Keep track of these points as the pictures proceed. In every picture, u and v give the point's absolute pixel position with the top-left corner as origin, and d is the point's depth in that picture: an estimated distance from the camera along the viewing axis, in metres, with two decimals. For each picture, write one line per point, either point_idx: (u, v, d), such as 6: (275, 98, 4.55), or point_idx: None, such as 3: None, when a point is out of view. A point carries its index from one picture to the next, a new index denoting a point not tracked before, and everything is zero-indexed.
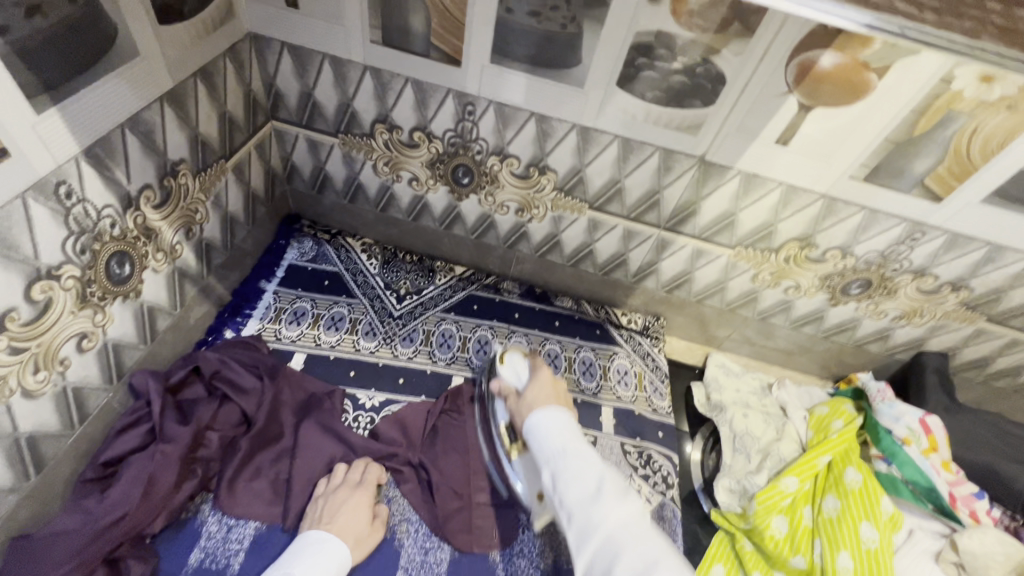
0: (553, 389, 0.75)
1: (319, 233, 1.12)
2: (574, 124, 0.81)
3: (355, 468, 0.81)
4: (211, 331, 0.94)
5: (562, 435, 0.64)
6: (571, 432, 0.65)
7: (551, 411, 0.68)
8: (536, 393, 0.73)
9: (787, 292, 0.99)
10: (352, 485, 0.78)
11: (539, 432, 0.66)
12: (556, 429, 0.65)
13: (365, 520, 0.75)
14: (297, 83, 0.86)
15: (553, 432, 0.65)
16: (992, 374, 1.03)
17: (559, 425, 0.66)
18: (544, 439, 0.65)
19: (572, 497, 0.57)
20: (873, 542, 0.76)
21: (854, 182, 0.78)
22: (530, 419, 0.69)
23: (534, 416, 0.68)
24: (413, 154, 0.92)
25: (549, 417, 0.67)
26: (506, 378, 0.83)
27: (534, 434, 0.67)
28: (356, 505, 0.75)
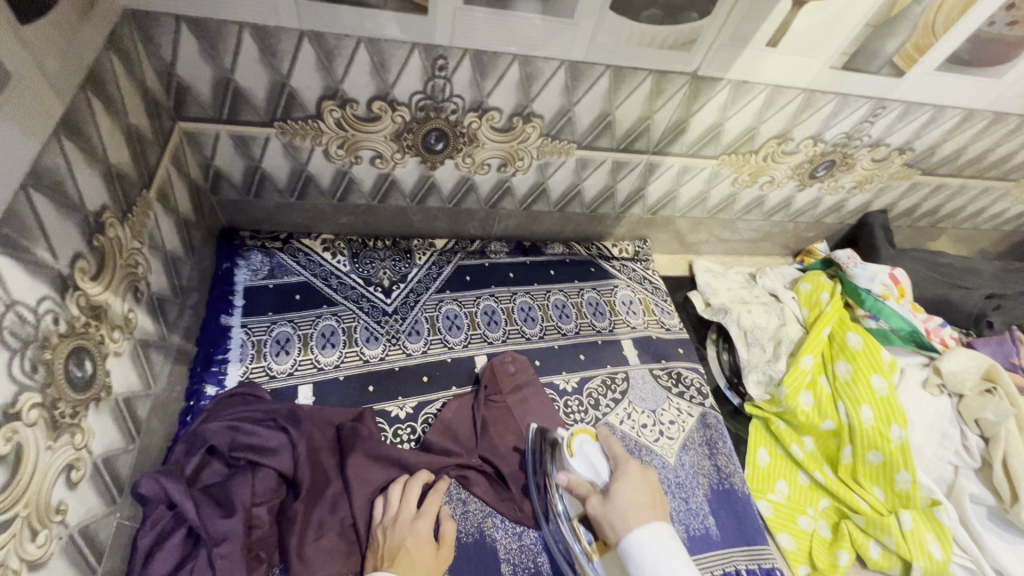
0: (650, 492, 0.61)
1: (266, 242, 0.95)
2: (562, 61, 0.72)
3: (409, 490, 0.72)
4: (191, 395, 0.78)
5: (675, 567, 0.53)
6: (682, 562, 0.54)
7: (651, 531, 0.56)
8: (629, 496, 0.60)
9: (762, 188, 1.04)
10: (411, 513, 0.70)
11: (641, 558, 0.55)
12: (663, 555, 0.54)
13: (431, 548, 0.67)
14: (209, 68, 0.66)
15: (663, 559, 0.54)
16: (917, 217, 1.20)
17: (664, 550, 0.55)
18: (653, 569, 0.54)
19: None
20: (883, 390, 0.89)
21: (833, 72, 0.79)
22: (627, 539, 0.56)
23: (634, 536, 0.56)
24: (373, 129, 0.78)
25: (652, 537, 0.55)
26: (581, 474, 0.70)
27: (635, 560, 0.55)
28: (421, 532, 0.68)
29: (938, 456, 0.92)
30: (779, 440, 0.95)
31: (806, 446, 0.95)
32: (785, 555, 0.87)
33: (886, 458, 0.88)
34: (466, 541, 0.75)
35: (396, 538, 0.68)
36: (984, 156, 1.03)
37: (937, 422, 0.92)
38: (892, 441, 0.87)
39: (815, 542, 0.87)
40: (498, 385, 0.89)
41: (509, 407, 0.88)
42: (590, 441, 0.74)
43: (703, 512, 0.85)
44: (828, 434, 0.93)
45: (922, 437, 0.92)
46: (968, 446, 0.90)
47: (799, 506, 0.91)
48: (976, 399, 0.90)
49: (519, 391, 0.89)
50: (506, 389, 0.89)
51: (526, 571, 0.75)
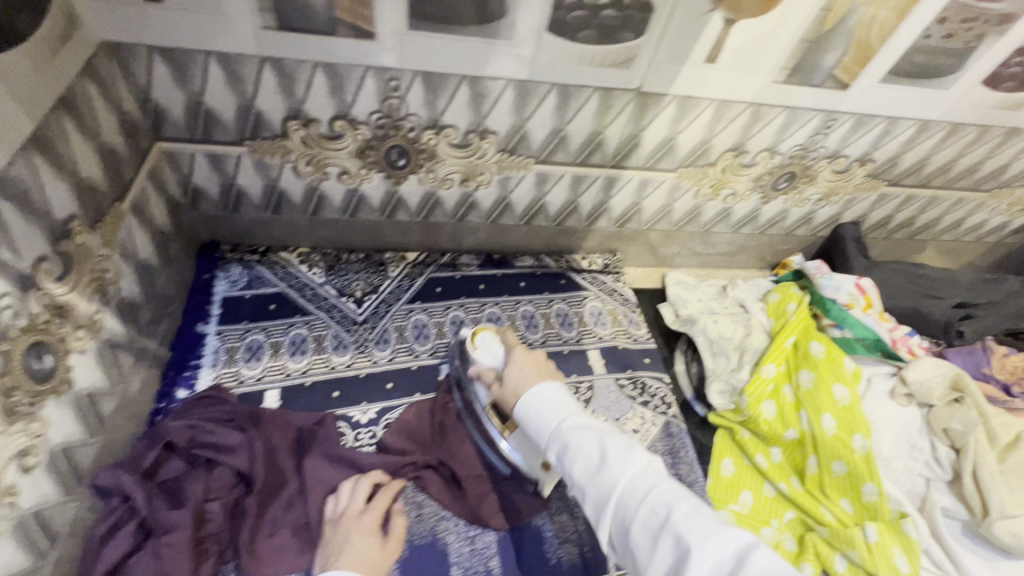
0: (535, 362, 0.73)
1: (245, 255, 1.00)
2: (508, 80, 0.77)
3: (359, 487, 0.75)
4: (161, 397, 0.82)
5: (556, 410, 0.60)
6: (560, 405, 0.61)
7: (536, 390, 0.63)
8: (518, 371, 0.71)
9: (726, 201, 1.06)
10: (358, 508, 0.73)
11: (528, 412, 0.62)
12: (542, 401, 0.62)
13: (376, 542, 0.70)
14: (181, 92, 0.73)
15: (542, 408, 0.61)
16: (893, 228, 1.20)
17: (542, 398, 0.62)
18: (537, 415, 0.61)
19: (579, 467, 0.54)
20: (845, 400, 0.89)
21: (776, 86, 0.82)
22: (518, 405, 0.64)
23: (521, 401, 0.64)
24: (337, 146, 0.83)
25: (534, 394, 0.63)
26: (484, 362, 0.81)
27: (526, 418, 0.62)
28: (367, 526, 0.71)
29: (908, 468, 0.90)
30: (744, 450, 0.94)
31: (773, 456, 0.93)
32: None
33: (851, 468, 0.87)
34: (417, 544, 0.77)
35: (343, 532, 0.70)
36: (951, 166, 1.03)
37: (907, 433, 0.90)
38: (856, 450, 0.87)
39: (779, 554, 0.85)
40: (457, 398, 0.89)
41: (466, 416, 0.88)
42: (491, 336, 0.83)
43: None
44: (793, 443, 0.92)
45: (892, 448, 0.90)
46: (938, 457, 0.88)
47: (763, 516, 0.89)
48: (945, 409, 0.88)
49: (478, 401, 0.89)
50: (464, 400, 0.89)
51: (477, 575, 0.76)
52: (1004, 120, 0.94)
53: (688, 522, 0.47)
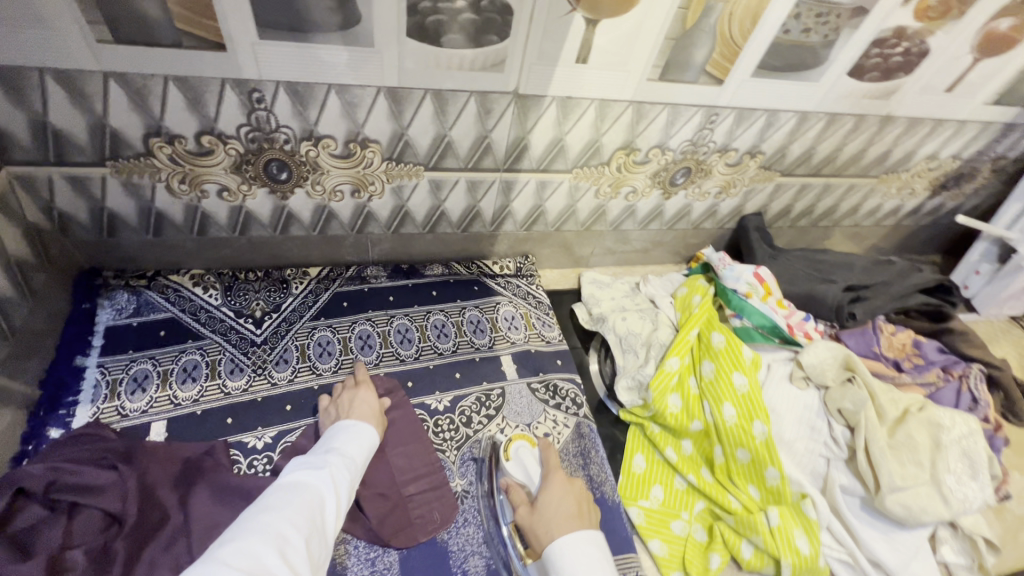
0: (577, 503, 0.74)
1: (131, 280, 0.95)
2: (379, 87, 0.75)
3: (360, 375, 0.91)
4: (29, 439, 0.77)
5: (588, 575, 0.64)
6: (598, 567, 0.66)
7: (575, 543, 0.67)
8: (554, 509, 0.72)
9: (628, 198, 1.07)
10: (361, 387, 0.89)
11: (562, 565, 0.66)
12: (583, 560, 0.66)
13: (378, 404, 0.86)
14: (21, 113, 0.68)
15: (581, 566, 0.65)
16: (795, 217, 1.24)
17: (582, 554, 0.66)
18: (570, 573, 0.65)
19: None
20: (744, 387, 0.90)
21: (652, 84, 0.84)
22: (552, 545, 0.68)
23: (559, 544, 0.67)
24: (210, 162, 0.80)
25: (575, 547, 0.67)
26: (516, 476, 0.83)
27: (558, 567, 0.66)
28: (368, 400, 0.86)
29: (809, 449, 0.92)
30: (655, 444, 0.95)
31: (683, 449, 0.95)
32: (657, 562, 0.85)
33: (753, 455, 0.88)
34: None
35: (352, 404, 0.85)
36: (836, 155, 1.07)
37: (805, 415, 0.93)
38: (756, 437, 0.87)
39: (688, 547, 0.86)
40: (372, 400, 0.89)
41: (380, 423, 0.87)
42: (527, 447, 0.87)
43: None
44: (700, 435, 0.93)
45: (793, 432, 0.92)
46: (835, 437, 0.91)
47: (674, 510, 0.90)
48: (838, 389, 0.91)
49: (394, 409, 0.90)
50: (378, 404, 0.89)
51: None
52: (876, 109, 0.98)
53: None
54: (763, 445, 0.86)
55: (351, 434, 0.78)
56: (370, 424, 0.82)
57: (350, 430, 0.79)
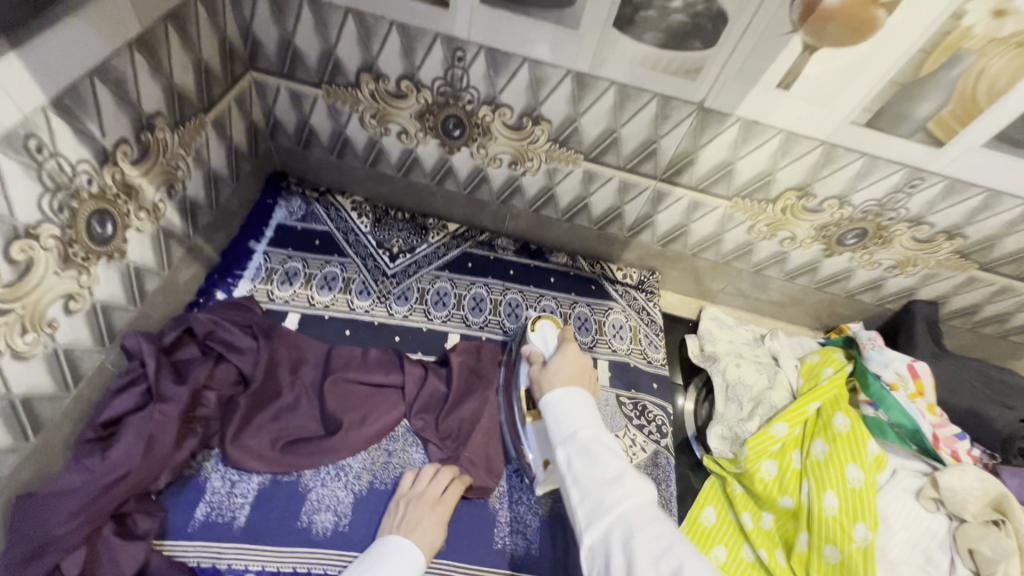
0: (578, 370, 0.72)
1: (307, 191, 1.09)
2: (568, 70, 0.78)
3: (440, 478, 0.80)
4: (202, 293, 0.92)
5: (578, 415, 0.64)
6: (586, 410, 0.64)
7: (569, 391, 0.67)
8: (559, 369, 0.71)
9: (782, 243, 0.99)
10: (434, 497, 0.78)
11: (556, 410, 0.65)
12: (576, 404, 0.65)
13: (439, 531, 0.75)
14: (276, 29, 0.81)
15: (570, 407, 0.64)
16: (979, 321, 1.05)
17: (577, 401, 0.65)
18: (562, 412, 0.64)
19: (592, 479, 0.57)
20: (857, 482, 0.80)
21: (855, 128, 0.76)
22: (549, 392, 0.68)
23: (553, 393, 0.67)
24: (401, 105, 0.88)
25: (569, 393, 0.66)
26: (535, 346, 0.82)
27: (552, 409, 0.65)
28: (435, 517, 0.76)
29: None
30: (732, 505, 0.88)
31: (762, 521, 0.86)
32: None
33: (844, 558, 0.77)
34: (378, 487, 0.81)
35: (414, 516, 0.75)
36: None
37: (924, 541, 0.80)
38: (854, 541, 0.78)
39: None
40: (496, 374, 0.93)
41: (486, 395, 0.90)
42: (551, 326, 0.85)
43: None
44: (787, 513, 0.84)
45: (901, 553, 0.79)
46: None
47: None
48: (977, 528, 0.77)
49: None
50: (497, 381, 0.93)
51: None
52: None
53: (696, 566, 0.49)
54: (864, 554, 0.76)
55: (388, 559, 0.68)
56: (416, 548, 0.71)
57: (398, 553, 0.69)
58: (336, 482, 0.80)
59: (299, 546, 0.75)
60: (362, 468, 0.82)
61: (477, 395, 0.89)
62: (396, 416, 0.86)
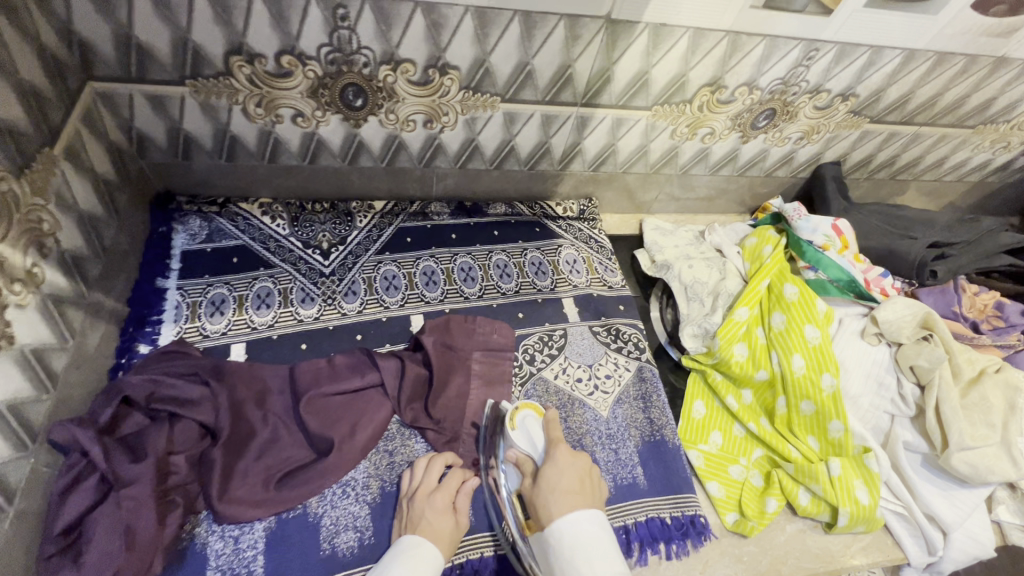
0: (579, 480, 0.67)
1: (203, 206, 0.95)
2: (466, 8, 0.71)
3: (433, 465, 0.77)
4: (122, 352, 0.80)
5: (592, 560, 0.58)
6: (599, 554, 0.59)
7: (572, 518, 0.62)
8: (559, 493, 0.65)
9: (704, 141, 1.02)
10: (432, 487, 0.75)
11: (563, 547, 0.60)
12: (583, 541, 0.60)
13: (448, 520, 0.72)
14: (107, 24, 0.67)
15: (584, 551, 0.59)
16: (875, 168, 1.17)
17: (585, 538, 0.60)
18: (570, 554, 0.59)
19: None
20: (816, 340, 0.89)
21: (754, 12, 0.77)
22: (552, 529, 0.62)
23: (558, 521, 0.62)
24: (288, 85, 0.78)
25: (574, 529, 0.61)
26: (522, 448, 0.76)
27: (559, 553, 0.60)
28: (439, 506, 0.73)
29: (874, 404, 0.91)
30: (716, 392, 0.95)
31: (743, 398, 0.95)
32: (714, 503, 0.88)
33: (818, 408, 0.87)
34: (390, 489, 0.78)
35: (419, 513, 0.72)
36: (935, 101, 1.00)
37: (874, 370, 0.91)
38: (824, 390, 0.87)
39: (745, 490, 0.87)
40: (472, 342, 0.91)
41: (468, 364, 0.89)
42: (533, 417, 0.80)
43: (632, 462, 0.86)
44: (763, 385, 0.93)
45: (858, 387, 0.91)
46: (904, 394, 0.89)
47: (732, 456, 0.91)
48: (912, 346, 0.88)
49: (492, 359, 0.91)
50: (474, 348, 0.91)
51: None
52: (993, 49, 0.89)
53: None
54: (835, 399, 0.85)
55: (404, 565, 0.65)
56: (432, 545, 0.68)
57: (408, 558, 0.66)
58: (347, 499, 0.76)
59: (330, 574, 0.70)
60: (368, 477, 0.79)
61: (462, 368, 0.89)
62: (385, 415, 0.82)
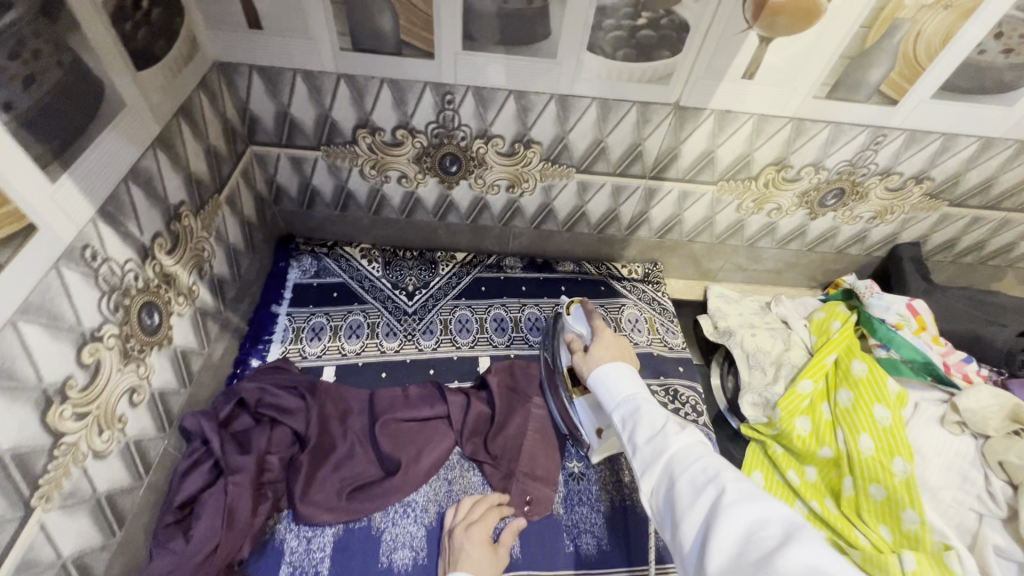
0: (619, 348, 0.72)
1: (316, 248, 1.12)
2: (551, 95, 0.84)
3: (476, 504, 0.82)
4: (238, 363, 0.94)
5: (627, 379, 0.64)
6: (634, 378, 0.64)
7: (616, 363, 0.66)
8: (602, 352, 0.70)
9: (770, 215, 1.06)
10: (474, 524, 0.79)
11: (604, 377, 0.65)
12: (621, 374, 0.65)
13: (488, 553, 0.75)
14: (272, 104, 0.87)
15: (618, 377, 0.64)
16: (960, 252, 1.13)
17: (620, 375, 0.65)
18: (609, 383, 0.64)
19: (641, 432, 0.57)
20: (886, 420, 0.87)
21: (817, 101, 0.84)
22: (593, 373, 0.67)
23: (598, 372, 0.66)
24: (398, 153, 0.94)
25: (612, 368, 0.66)
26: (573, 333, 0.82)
27: (599, 383, 0.66)
28: (480, 538, 0.77)
29: (957, 500, 0.84)
30: (776, 466, 0.93)
31: (807, 476, 0.91)
32: None
33: (889, 493, 0.83)
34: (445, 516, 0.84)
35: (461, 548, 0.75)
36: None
37: (957, 463, 0.86)
38: (895, 475, 0.83)
39: None
40: (534, 387, 0.97)
41: (528, 407, 0.95)
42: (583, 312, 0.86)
43: None
44: (828, 463, 0.90)
45: (938, 478, 0.86)
46: (992, 492, 0.82)
47: None
48: (1001, 440, 0.83)
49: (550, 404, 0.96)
50: (535, 393, 0.97)
51: None
52: None
53: (738, 483, 0.49)
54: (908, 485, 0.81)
55: None
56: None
57: None
58: (407, 518, 0.82)
59: None
60: (427, 501, 0.85)
61: (521, 407, 0.94)
62: (448, 445, 0.89)
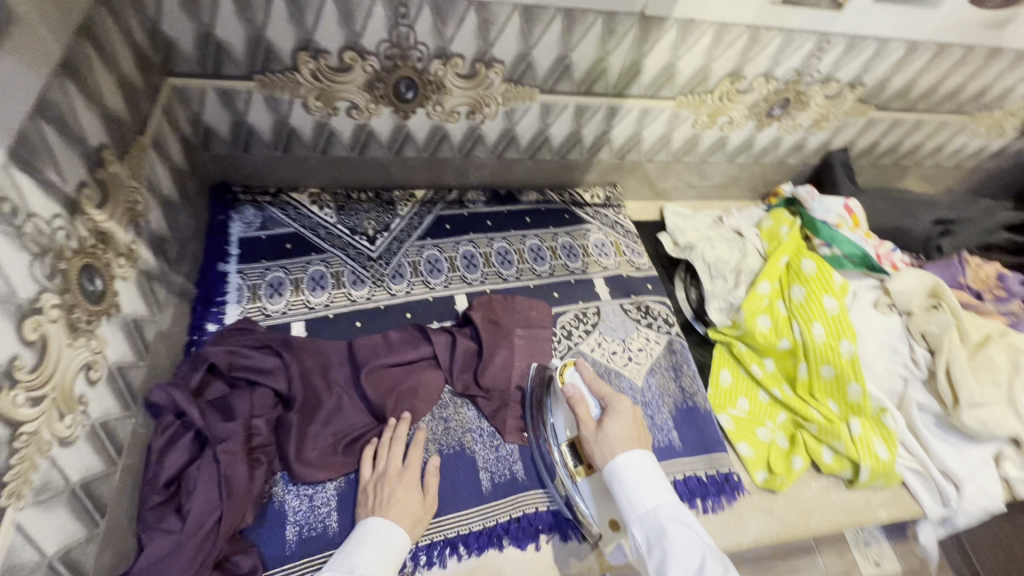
0: (634, 423, 0.70)
1: (257, 196, 1.00)
2: (514, 5, 0.79)
3: (393, 449, 0.78)
4: (194, 330, 0.85)
5: (651, 489, 0.63)
6: (659, 486, 0.64)
7: (632, 455, 0.66)
8: (619, 432, 0.68)
9: (722, 129, 1.09)
10: (397, 469, 0.76)
11: (624, 479, 0.64)
12: (642, 478, 0.64)
13: (417, 498, 0.74)
14: (191, 23, 0.73)
15: (642, 485, 0.63)
16: (879, 155, 1.25)
17: (642, 475, 0.64)
18: (631, 488, 0.63)
19: (674, 568, 0.56)
20: (834, 309, 0.96)
21: (773, 7, 0.85)
22: (612, 465, 0.66)
23: (619, 462, 0.65)
24: (347, 79, 0.84)
25: (632, 466, 0.65)
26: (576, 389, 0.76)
27: (618, 483, 0.65)
28: (408, 484, 0.75)
29: (889, 369, 0.97)
30: (741, 362, 1.02)
31: (766, 367, 1.01)
32: (744, 462, 0.93)
33: (838, 372, 0.94)
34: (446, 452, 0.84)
35: (388, 494, 0.73)
36: (936, 89, 1.08)
37: (889, 338, 0.99)
38: (843, 355, 0.94)
39: (771, 450, 0.94)
40: (515, 319, 0.97)
41: (511, 338, 0.94)
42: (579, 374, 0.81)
43: (667, 427, 0.92)
44: (785, 353, 1.00)
45: (875, 353, 0.98)
46: (916, 359, 0.96)
47: (758, 419, 0.98)
48: (923, 314, 0.97)
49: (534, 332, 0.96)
50: (517, 324, 0.96)
51: (503, 478, 0.83)
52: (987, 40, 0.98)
53: None
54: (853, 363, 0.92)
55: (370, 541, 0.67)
56: (401, 525, 0.70)
57: (374, 537, 0.67)
58: None
59: None
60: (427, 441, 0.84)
61: (505, 340, 0.94)
62: (440, 384, 0.88)
